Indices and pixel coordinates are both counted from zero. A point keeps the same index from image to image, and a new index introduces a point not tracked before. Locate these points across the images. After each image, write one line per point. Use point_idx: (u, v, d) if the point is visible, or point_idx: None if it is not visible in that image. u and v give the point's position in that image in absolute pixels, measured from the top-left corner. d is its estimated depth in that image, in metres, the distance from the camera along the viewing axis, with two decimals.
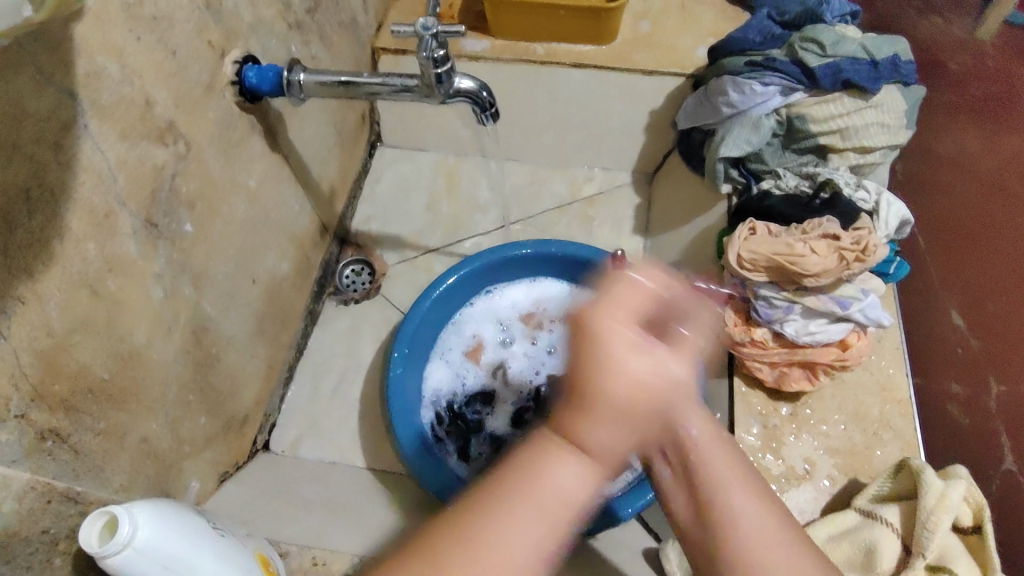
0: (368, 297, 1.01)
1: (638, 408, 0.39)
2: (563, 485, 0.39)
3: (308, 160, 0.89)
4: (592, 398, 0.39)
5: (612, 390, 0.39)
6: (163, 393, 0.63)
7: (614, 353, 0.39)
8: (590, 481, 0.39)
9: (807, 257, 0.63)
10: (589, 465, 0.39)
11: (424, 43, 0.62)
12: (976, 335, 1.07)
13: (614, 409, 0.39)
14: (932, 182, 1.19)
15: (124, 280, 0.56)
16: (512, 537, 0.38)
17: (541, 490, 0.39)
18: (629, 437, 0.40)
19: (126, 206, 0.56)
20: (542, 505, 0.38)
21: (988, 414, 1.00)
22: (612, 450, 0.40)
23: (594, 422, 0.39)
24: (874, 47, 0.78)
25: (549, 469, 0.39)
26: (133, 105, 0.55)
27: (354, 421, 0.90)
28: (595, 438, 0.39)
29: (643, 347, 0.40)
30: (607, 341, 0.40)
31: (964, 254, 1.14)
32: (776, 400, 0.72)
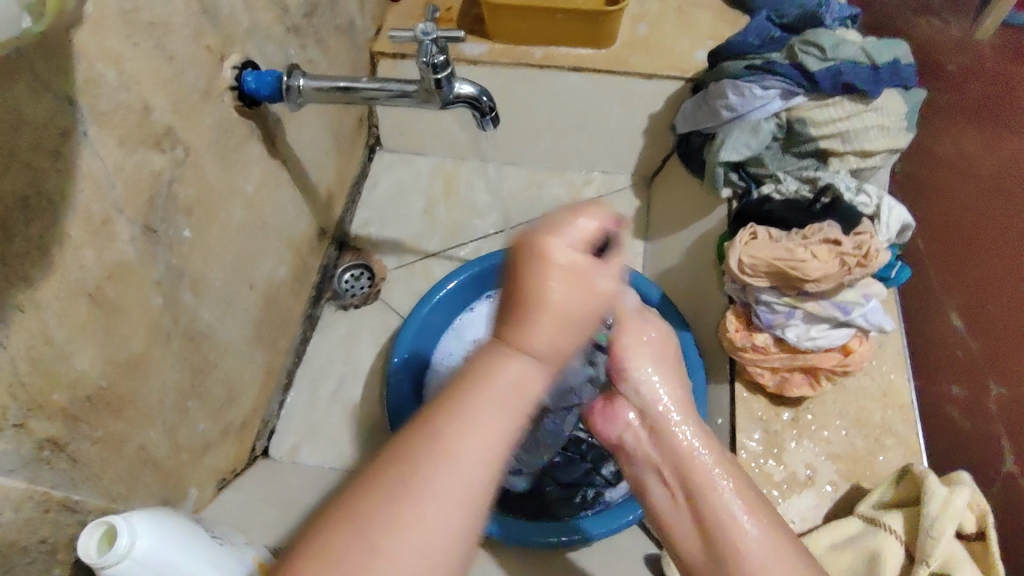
0: (366, 302, 1.00)
1: (576, 314, 0.41)
2: (519, 382, 0.40)
3: (306, 165, 0.89)
4: (534, 307, 0.41)
5: (555, 300, 0.41)
6: (162, 400, 0.63)
7: (552, 267, 0.41)
8: (535, 379, 0.41)
9: (808, 263, 0.63)
10: (537, 364, 0.41)
11: (423, 48, 0.62)
12: (976, 337, 1.07)
13: (556, 315, 0.41)
14: (930, 185, 1.19)
15: (122, 287, 0.56)
16: (467, 440, 0.39)
17: (494, 389, 0.40)
18: (570, 339, 0.42)
19: (124, 213, 0.55)
20: (494, 405, 0.40)
21: (988, 416, 1.01)
22: (558, 350, 0.42)
23: (536, 326, 0.41)
24: (875, 50, 0.77)
25: (497, 373, 0.41)
26: (131, 111, 0.55)
27: (353, 427, 0.90)
28: (536, 338, 0.41)
29: (582, 265, 0.42)
30: (542, 257, 0.42)
31: (963, 256, 1.14)
32: (777, 406, 0.71)
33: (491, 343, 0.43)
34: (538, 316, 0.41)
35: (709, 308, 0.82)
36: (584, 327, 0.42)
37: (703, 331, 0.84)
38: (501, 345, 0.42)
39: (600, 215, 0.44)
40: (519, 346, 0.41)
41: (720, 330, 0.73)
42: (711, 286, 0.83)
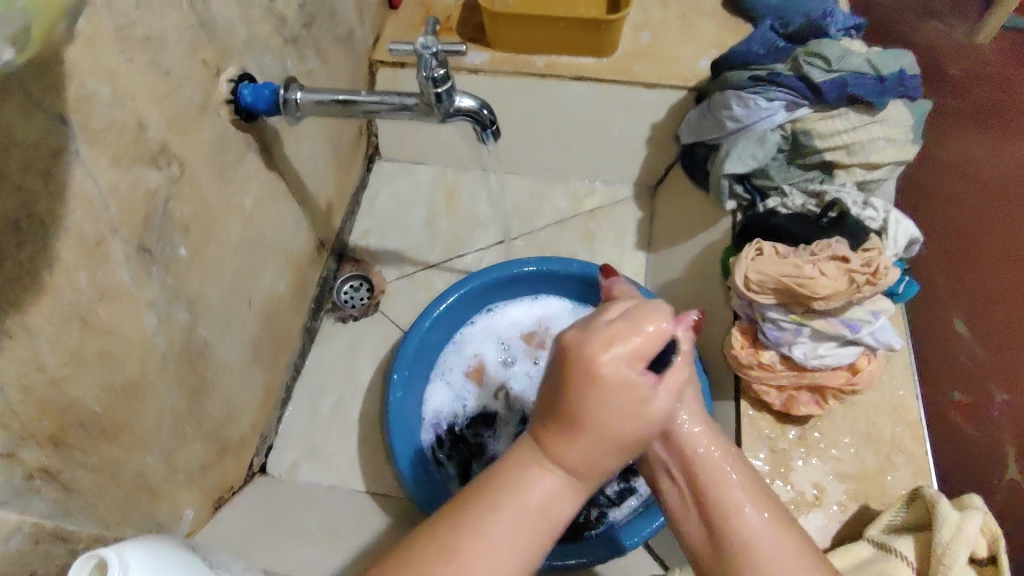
0: (366, 314, 0.99)
1: (615, 431, 0.44)
2: (553, 496, 0.45)
3: (305, 177, 0.87)
4: (575, 429, 0.44)
5: (601, 425, 0.44)
6: (157, 422, 0.62)
7: (606, 393, 0.43)
8: (564, 490, 0.45)
9: (814, 280, 0.61)
10: (574, 480, 0.46)
11: (424, 62, 0.60)
12: (981, 345, 1.08)
13: (597, 434, 0.44)
14: (937, 191, 1.17)
15: (116, 309, 0.55)
16: (491, 543, 0.43)
17: (523, 498, 0.45)
18: (609, 459, 0.45)
19: (118, 233, 0.54)
20: (521, 514, 0.44)
21: (993, 423, 1.02)
22: (596, 466, 0.45)
23: (578, 446, 0.44)
24: (881, 61, 0.76)
25: (529, 482, 0.45)
26: (125, 129, 0.54)
27: (353, 442, 0.89)
28: (575, 456, 0.45)
29: (634, 387, 0.43)
30: (598, 379, 0.43)
31: (970, 262, 1.14)
32: (784, 424, 0.70)
33: (526, 452, 0.47)
34: (583, 438, 0.44)
35: (713, 322, 0.81)
36: (625, 445, 0.45)
37: (708, 345, 0.83)
38: (543, 450, 0.46)
39: (663, 320, 0.44)
40: (558, 455, 0.45)
41: (726, 346, 0.72)
42: (716, 299, 0.81)
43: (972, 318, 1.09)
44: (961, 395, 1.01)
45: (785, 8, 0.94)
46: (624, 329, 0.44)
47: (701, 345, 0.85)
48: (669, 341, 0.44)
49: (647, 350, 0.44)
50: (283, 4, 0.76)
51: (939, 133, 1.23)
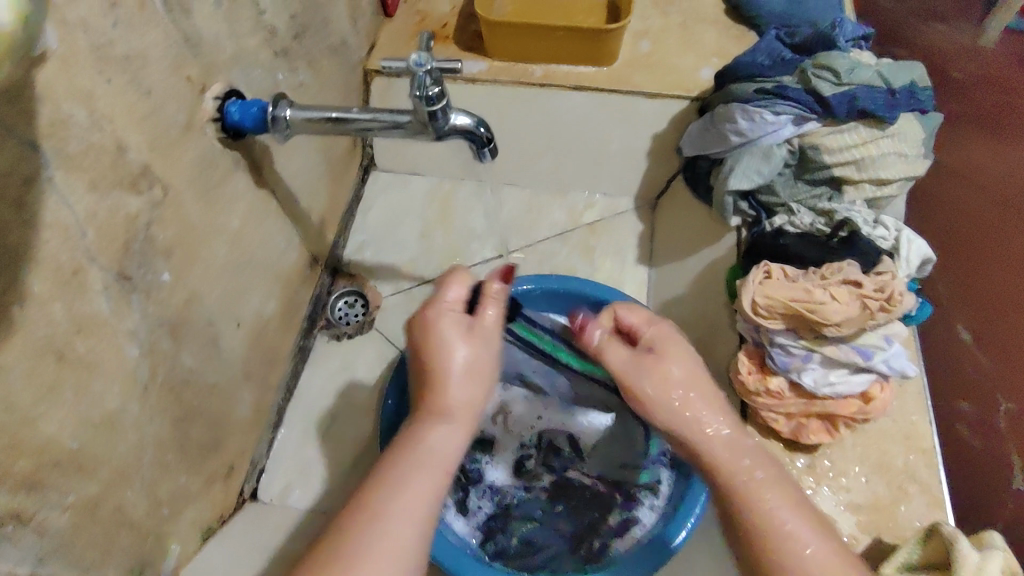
0: (361, 332, 0.97)
1: (472, 368, 0.57)
2: (441, 449, 0.54)
3: (297, 192, 0.85)
4: (440, 381, 0.57)
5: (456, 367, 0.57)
6: (139, 455, 0.59)
7: (450, 342, 0.58)
8: (453, 432, 0.55)
9: (827, 305, 0.59)
10: (455, 424, 0.56)
11: (417, 81, 0.58)
12: (986, 352, 1.04)
13: (455, 376, 0.57)
14: (947, 202, 1.15)
15: (95, 341, 0.52)
16: (405, 497, 0.50)
17: (420, 453, 0.53)
18: (471, 391, 0.57)
19: (96, 261, 0.51)
20: (421, 464, 0.52)
21: (1000, 435, 0.98)
22: (466, 403, 0.57)
23: (448, 392, 0.57)
24: (891, 74, 0.73)
25: (423, 438, 0.54)
26: (103, 153, 0.51)
27: (347, 465, 0.86)
28: (451, 404, 0.56)
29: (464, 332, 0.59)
30: (440, 332, 0.58)
31: (973, 268, 1.11)
32: (792, 451, 0.68)
33: (417, 419, 0.57)
34: (449, 383, 0.57)
35: (717, 342, 0.79)
36: (484, 379, 0.59)
37: (711, 366, 0.80)
38: (426, 405, 0.57)
39: (463, 279, 0.63)
40: (434, 408, 0.56)
41: (732, 371, 0.70)
42: (720, 319, 0.79)
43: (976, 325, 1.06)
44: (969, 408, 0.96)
45: (789, 16, 0.92)
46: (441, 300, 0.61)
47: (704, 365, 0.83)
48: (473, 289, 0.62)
49: (461, 300, 0.61)
50: (272, 15, 0.73)
51: (946, 141, 1.21)
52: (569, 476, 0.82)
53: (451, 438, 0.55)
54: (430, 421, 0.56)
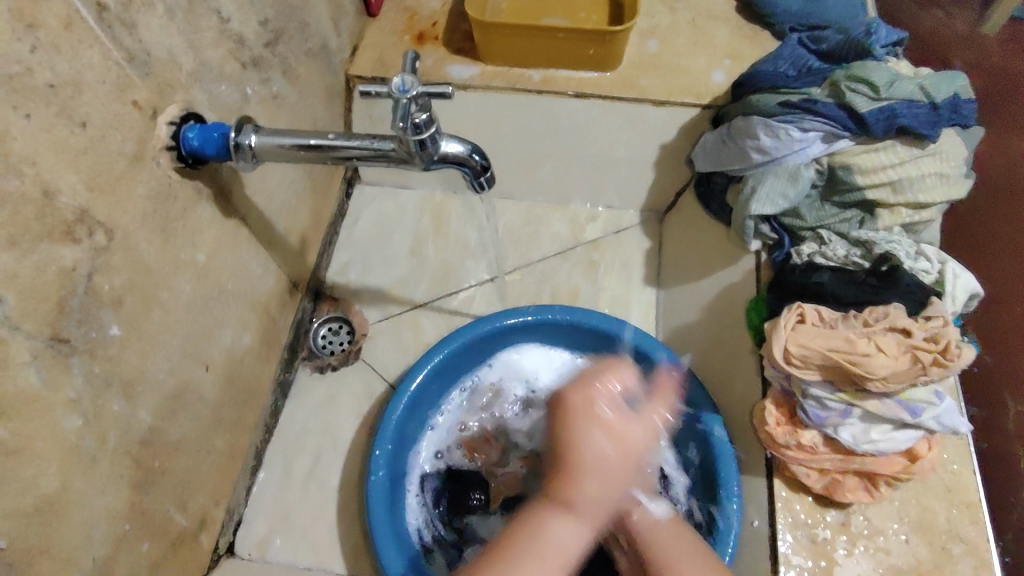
0: (346, 362, 0.88)
1: (610, 465, 0.49)
2: (561, 542, 0.48)
3: (272, 215, 0.76)
4: (539, 531, 0.48)
5: (592, 489, 0.49)
6: (89, 535, 0.52)
7: (587, 473, 0.49)
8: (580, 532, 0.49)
9: (872, 357, 0.53)
10: (551, 559, 0.47)
11: (402, 110, 0.51)
12: (991, 338, 0.88)
13: (593, 466, 0.49)
14: (983, 185, 0.97)
15: (22, 423, 0.44)
16: None
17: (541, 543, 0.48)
18: (607, 492, 0.50)
19: (18, 329, 0.43)
20: (547, 557, 0.47)
21: (1008, 434, 0.82)
22: (606, 501, 0.50)
23: (582, 484, 0.49)
24: (933, 85, 0.66)
25: (548, 528, 0.48)
26: (25, 202, 0.43)
27: (332, 512, 0.78)
28: (556, 530, 0.48)
29: (624, 427, 0.50)
30: (570, 478, 0.49)
31: (991, 237, 0.95)
32: (823, 506, 0.60)
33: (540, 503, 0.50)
34: (561, 517, 0.49)
35: (739, 380, 0.71)
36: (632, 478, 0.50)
37: (731, 405, 0.73)
38: (513, 532, 0.49)
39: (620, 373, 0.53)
40: (532, 557, 0.47)
41: (757, 419, 0.63)
42: (741, 354, 0.71)
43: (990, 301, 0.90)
44: (980, 409, 0.80)
45: (806, 14, 0.83)
46: (581, 417, 0.51)
47: (723, 403, 0.75)
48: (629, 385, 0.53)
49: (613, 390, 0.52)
50: (239, 22, 0.64)
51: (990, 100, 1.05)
52: None
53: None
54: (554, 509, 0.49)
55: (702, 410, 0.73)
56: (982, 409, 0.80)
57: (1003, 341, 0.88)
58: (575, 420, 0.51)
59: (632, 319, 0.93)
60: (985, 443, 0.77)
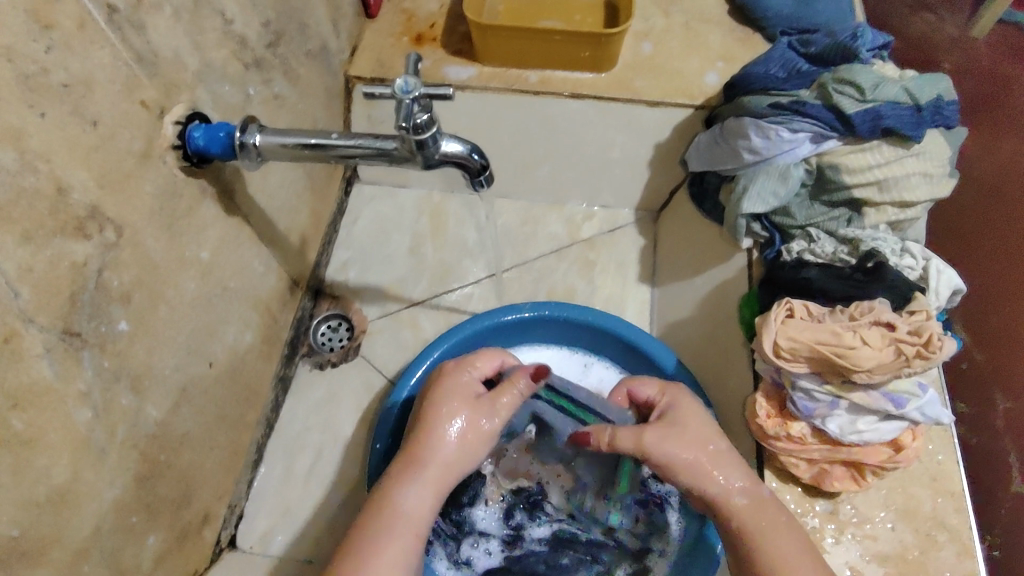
0: (346, 359, 0.89)
1: (467, 430, 0.58)
2: (409, 509, 0.54)
3: (273, 214, 0.77)
4: (388, 500, 0.55)
5: (439, 455, 0.57)
6: (99, 525, 0.53)
7: (440, 443, 0.57)
8: (427, 495, 0.55)
9: (858, 350, 0.55)
10: (405, 527, 0.54)
11: (404, 110, 0.52)
12: (978, 340, 0.90)
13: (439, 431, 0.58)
14: (969, 187, 0.99)
15: (36, 414, 0.45)
16: (370, 551, 0.52)
17: (392, 511, 0.54)
18: (455, 455, 0.57)
19: (32, 322, 0.45)
20: (397, 525, 0.53)
21: (996, 431, 0.85)
22: (463, 465, 0.58)
23: (427, 450, 0.57)
24: (917, 88, 0.68)
25: (397, 498, 0.55)
26: (39, 198, 0.44)
27: (333, 506, 0.80)
28: (406, 500, 0.55)
29: (473, 400, 0.60)
30: (422, 455, 0.57)
31: (978, 239, 0.97)
32: (812, 496, 0.61)
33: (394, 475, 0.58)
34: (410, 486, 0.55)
35: (732, 374, 0.73)
36: (483, 437, 0.59)
37: (724, 398, 0.75)
38: (373, 506, 0.55)
39: (488, 357, 0.66)
40: (386, 533, 0.53)
41: (748, 412, 0.65)
42: (733, 349, 0.73)
43: (976, 303, 0.92)
44: (967, 407, 0.83)
45: (796, 19, 0.85)
46: (443, 393, 0.61)
47: (717, 396, 0.77)
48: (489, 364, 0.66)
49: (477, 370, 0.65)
50: (242, 24, 0.66)
51: (975, 103, 1.08)
52: (558, 530, 0.78)
53: (403, 551, 0.53)
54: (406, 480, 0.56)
55: None
56: (971, 408, 0.83)
57: (990, 341, 0.90)
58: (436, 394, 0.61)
59: (628, 316, 0.95)
60: (973, 443, 0.80)
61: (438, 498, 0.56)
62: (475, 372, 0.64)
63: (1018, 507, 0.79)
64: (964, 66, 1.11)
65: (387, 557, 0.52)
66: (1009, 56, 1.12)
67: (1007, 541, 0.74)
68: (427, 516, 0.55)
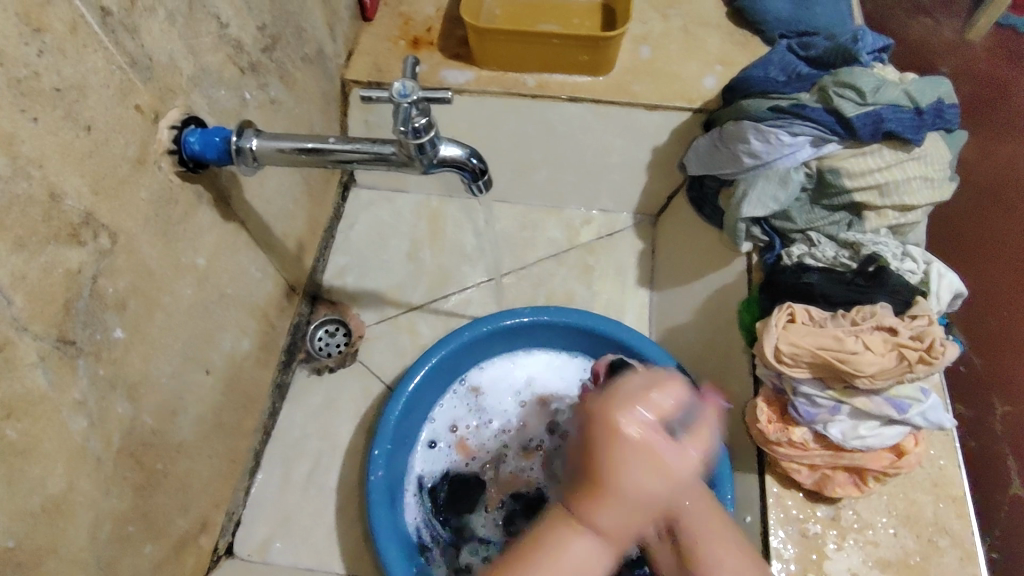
0: (344, 364, 0.89)
1: (651, 500, 0.44)
2: (573, 567, 0.44)
3: (270, 219, 0.77)
4: (556, 554, 0.44)
5: (614, 517, 0.44)
6: (94, 534, 0.52)
7: (630, 496, 0.43)
8: (598, 556, 0.45)
9: (860, 355, 0.55)
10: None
11: (402, 114, 0.52)
12: (975, 343, 0.90)
13: (625, 498, 0.43)
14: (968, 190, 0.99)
15: (30, 422, 0.45)
16: None
17: (556, 569, 0.44)
18: (636, 523, 0.44)
19: (26, 330, 0.44)
20: None
21: (994, 435, 0.85)
22: (628, 534, 0.45)
23: (606, 509, 0.44)
24: (917, 91, 0.68)
25: (563, 552, 0.44)
26: (32, 204, 0.44)
27: (331, 513, 0.79)
28: (574, 552, 0.44)
29: (664, 459, 0.44)
30: (597, 517, 0.44)
31: (976, 242, 0.97)
32: (814, 502, 0.61)
33: (559, 518, 0.46)
34: (581, 539, 0.44)
35: (733, 379, 0.72)
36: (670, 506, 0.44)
37: (725, 403, 0.74)
38: (530, 548, 0.45)
39: (676, 386, 0.48)
40: None
41: (749, 418, 0.64)
42: (733, 354, 0.73)
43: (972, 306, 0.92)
44: (965, 410, 0.83)
45: (796, 22, 0.85)
46: (621, 442, 0.44)
47: None
48: (676, 403, 0.47)
49: (660, 404, 0.46)
50: (238, 29, 0.65)
51: (973, 107, 1.08)
52: None
53: None
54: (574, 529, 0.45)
55: None
56: (969, 412, 0.83)
57: (987, 344, 0.90)
58: (618, 449, 0.44)
59: (628, 321, 0.94)
60: (970, 446, 0.80)
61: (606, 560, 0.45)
62: (657, 401, 0.46)
63: (1020, 513, 0.79)
64: (963, 69, 1.10)
65: None
66: (1008, 60, 1.12)
67: (1006, 546, 0.74)
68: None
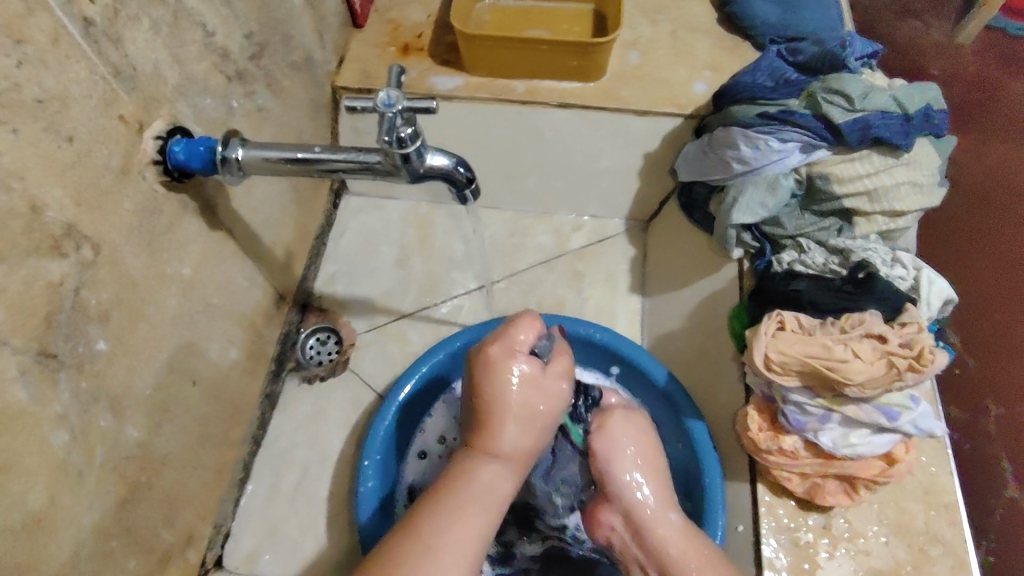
0: (334, 373, 0.88)
1: (531, 413, 0.57)
2: (486, 483, 0.56)
3: (257, 227, 0.76)
4: (468, 475, 0.56)
5: (511, 432, 0.57)
6: (77, 549, 0.52)
7: (512, 408, 0.57)
8: (501, 470, 0.57)
9: (849, 363, 0.55)
10: (482, 502, 0.54)
11: (387, 123, 0.51)
12: (968, 345, 0.90)
13: (510, 415, 0.57)
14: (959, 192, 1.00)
15: (10, 438, 0.44)
16: (453, 533, 0.52)
17: (470, 488, 0.55)
18: (527, 436, 0.57)
19: (6, 343, 0.44)
20: (474, 498, 0.54)
21: (989, 437, 0.84)
22: (527, 448, 0.58)
23: (500, 432, 0.57)
24: (906, 97, 0.68)
25: (474, 472, 0.56)
26: (12, 217, 0.43)
27: (320, 523, 0.78)
28: (482, 473, 0.56)
29: (538, 379, 0.58)
30: (492, 439, 0.57)
31: (967, 243, 0.97)
32: (806, 510, 0.60)
33: (468, 451, 0.58)
34: (486, 460, 0.57)
35: (723, 386, 0.72)
36: (550, 420, 0.59)
37: (715, 409, 0.74)
38: (449, 476, 0.56)
39: (531, 330, 0.60)
40: (462, 506, 0.54)
41: (739, 425, 0.64)
42: (724, 361, 0.73)
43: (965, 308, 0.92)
44: (958, 412, 0.83)
45: (785, 27, 0.85)
46: (501, 374, 0.57)
47: (707, 407, 0.76)
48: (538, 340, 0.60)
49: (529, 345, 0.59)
50: (224, 37, 0.65)
51: (963, 109, 1.08)
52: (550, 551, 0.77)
53: (480, 522, 0.54)
54: (482, 454, 0.57)
55: (686, 417, 0.74)
56: (961, 413, 0.83)
57: (979, 344, 0.91)
58: (498, 378, 0.57)
59: (618, 327, 0.94)
60: (965, 449, 0.80)
61: (511, 474, 0.57)
62: (523, 344, 0.59)
63: (1013, 517, 0.79)
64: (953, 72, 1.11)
65: (463, 532, 0.52)
66: (997, 61, 1.13)
67: (999, 549, 0.74)
68: (502, 491, 0.56)
